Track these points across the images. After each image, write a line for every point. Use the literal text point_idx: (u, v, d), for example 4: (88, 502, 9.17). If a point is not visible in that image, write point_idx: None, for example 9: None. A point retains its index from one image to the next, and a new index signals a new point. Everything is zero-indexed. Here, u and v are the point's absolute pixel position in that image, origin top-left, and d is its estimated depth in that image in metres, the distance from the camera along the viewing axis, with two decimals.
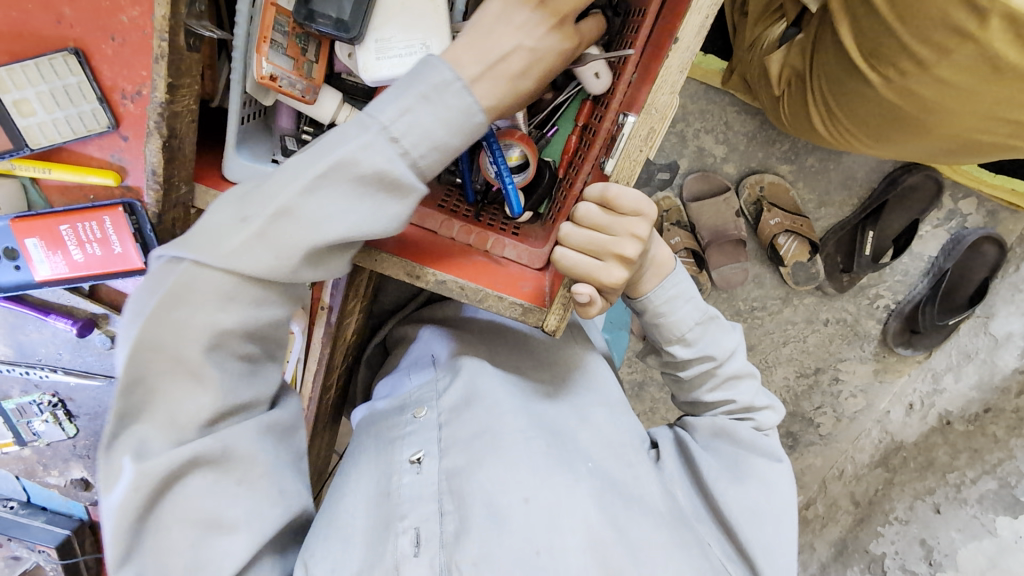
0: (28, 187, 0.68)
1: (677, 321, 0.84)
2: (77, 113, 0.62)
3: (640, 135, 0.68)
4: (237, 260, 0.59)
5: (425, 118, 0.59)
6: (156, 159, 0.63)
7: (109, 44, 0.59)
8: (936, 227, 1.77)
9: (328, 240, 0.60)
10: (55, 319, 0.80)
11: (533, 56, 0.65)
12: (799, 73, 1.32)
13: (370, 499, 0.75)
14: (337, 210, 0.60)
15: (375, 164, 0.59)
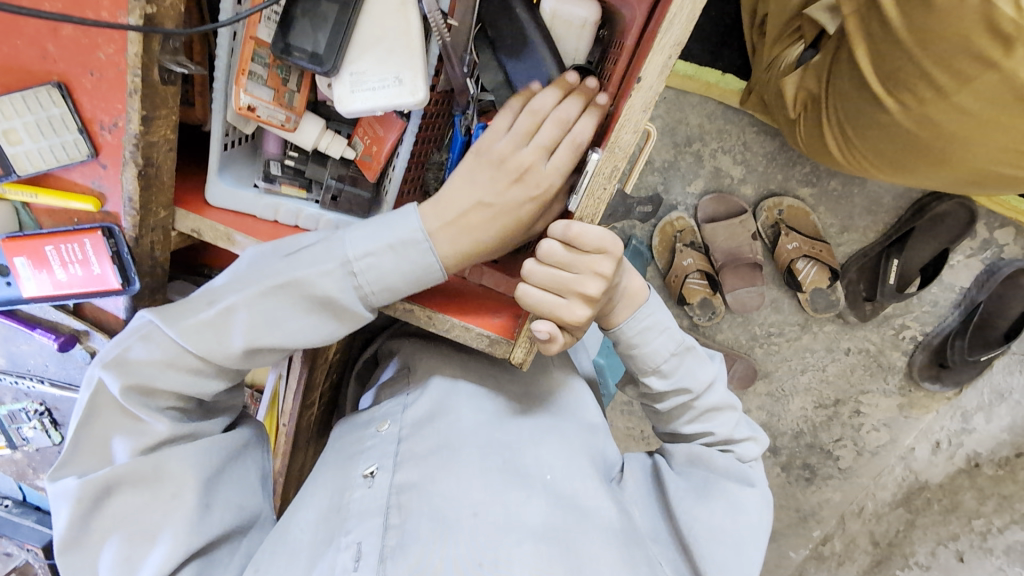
0: (21, 210, 0.71)
1: (650, 352, 0.82)
2: (60, 143, 0.64)
3: (605, 171, 0.67)
4: (189, 338, 0.68)
5: (386, 264, 0.69)
6: (133, 186, 0.66)
7: (87, 79, 0.62)
8: (969, 257, 1.68)
9: (267, 343, 0.70)
10: (40, 334, 0.76)
11: (494, 210, 0.72)
12: (814, 97, 1.28)
13: (320, 516, 0.76)
14: (281, 316, 0.70)
15: (326, 288, 0.69)
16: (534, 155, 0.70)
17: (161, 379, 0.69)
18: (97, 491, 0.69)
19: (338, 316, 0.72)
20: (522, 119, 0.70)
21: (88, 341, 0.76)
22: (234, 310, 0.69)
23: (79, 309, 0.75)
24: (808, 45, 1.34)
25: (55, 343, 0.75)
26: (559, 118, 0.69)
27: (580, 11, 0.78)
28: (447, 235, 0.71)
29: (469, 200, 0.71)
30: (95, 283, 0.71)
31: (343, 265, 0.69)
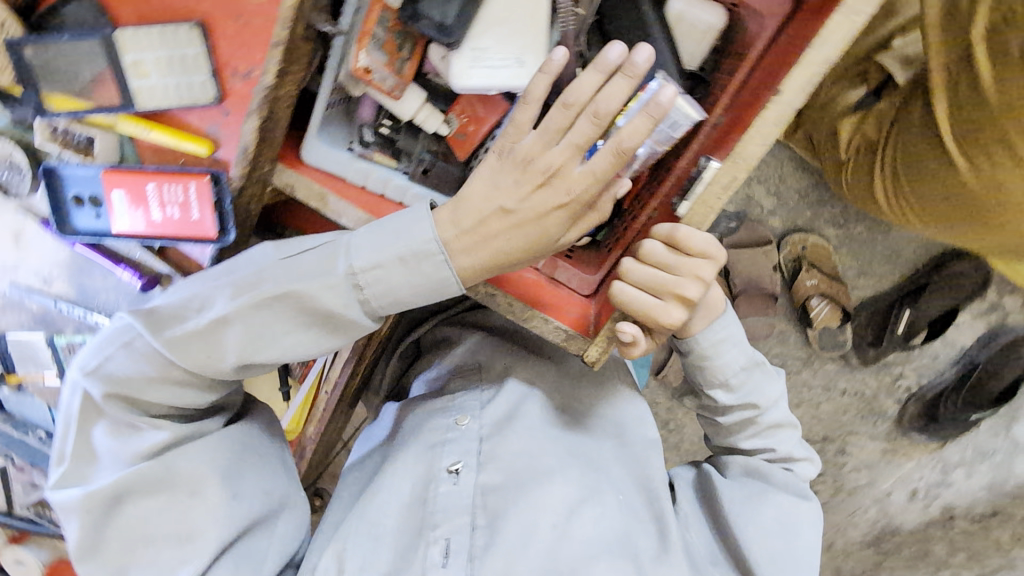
0: (124, 143, 0.69)
1: (722, 364, 0.83)
2: (188, 82, 0.63)
3: (722, 181, 0.69)
4: (175, 346, 0.68)
5: (392, 276, 0.67)
6: (251, 138, 0.64)
7: (231, 23, 0.61)
8: (975, 317, 1.70)
9: (259, 356, 0.70)
10: (124, 270, 0.74)
11: (514, 218, 0.67)
12: (871, 142, 1.30)
13: (404, 503, 0.84)
14: (273, 329, 0.69)
15: (325, 303, 0.67)
16: (564, 157, 0.65)
17: (147, 391, 0.71)
18: (109, 499, 0.72)
19: (333, 332, 0.71)
20: (551, 115, 0.65)
21: (170, 285, 0.73)
22: (227, 321, 0.68)
23: (163, 250, 0.73)
24: (868, 94, 1.37)
25: (140, 282, 0.73)
26: (596, 116, 0.63)
27: (709, 15, 0.78)
28: (461, 248, 0.68)
29: (490, 205, 0.67)
30: (189, 228, 0.70)
31: (341, 283, 0.67)
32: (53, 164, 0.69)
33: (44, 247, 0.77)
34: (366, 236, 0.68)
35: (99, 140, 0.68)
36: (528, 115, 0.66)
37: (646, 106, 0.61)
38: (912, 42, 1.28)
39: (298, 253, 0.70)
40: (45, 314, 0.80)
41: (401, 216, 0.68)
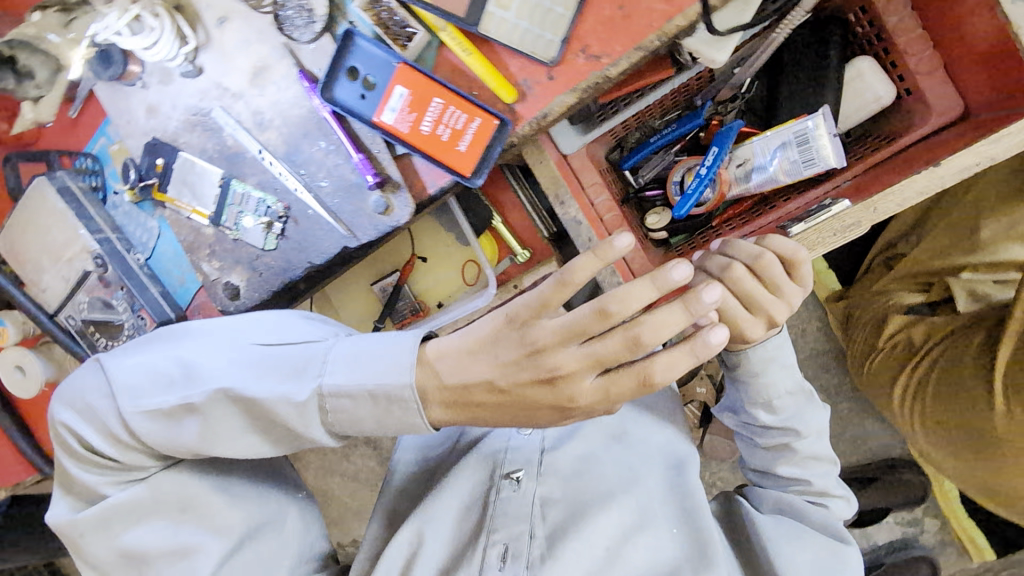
0: (429, 49, 0.68)
1: (772, 382, 0.81)
2: (536, 35, 0.64)
3: (845, 221, 0.80)
4: (139, 419, 0.65)
5: (360, 410, 0.63)
6: (559, 109, 0.67)
7: (610, 9, 0.63)
8: (897, 524, 1.49)
9: (221, 450, 0.66)
10: (357, 159, 0.71)
11: (504, 395, 0.60)
12: (912, 348, 1.11)
13: (460, 503, 0.87)
14: (241, 424, 0.66)
15: (294, 412, 0.63)
16: (574, 366, 0.57)
17: (110, 442, 0.66)
18: (101, 519, 0.68)
19: (297, 440, 0.67)
20: (577, 312, 0.56)
21: (392, 194, 0.71)
22: (197, 408, 0.65)
23: (400, 157, 0.72)
24: (923, 302, 1.17)
25: (369, 177, 0.70)
26: (629, 339, 0.55)
27: (881, 88, 0.84)
28: (433, 404, 0.62)
29: (481, 376, 0.60)
30: (446, 154, 0.69)
31: (310, 399, 0.63)
32: (357, 33, 0.67)
33: (272, 93, 0.72)
34: (356, 352, 0.63)
35: (415, 33, 0.67)
36: (555, 297, 0.56)
37: (696, 339, 0.58)
38: (987, 277, 1.08)
39: (278, 348, 0.67)
40: (232, 153, 0.75)
41: (384, 340, 0.64)
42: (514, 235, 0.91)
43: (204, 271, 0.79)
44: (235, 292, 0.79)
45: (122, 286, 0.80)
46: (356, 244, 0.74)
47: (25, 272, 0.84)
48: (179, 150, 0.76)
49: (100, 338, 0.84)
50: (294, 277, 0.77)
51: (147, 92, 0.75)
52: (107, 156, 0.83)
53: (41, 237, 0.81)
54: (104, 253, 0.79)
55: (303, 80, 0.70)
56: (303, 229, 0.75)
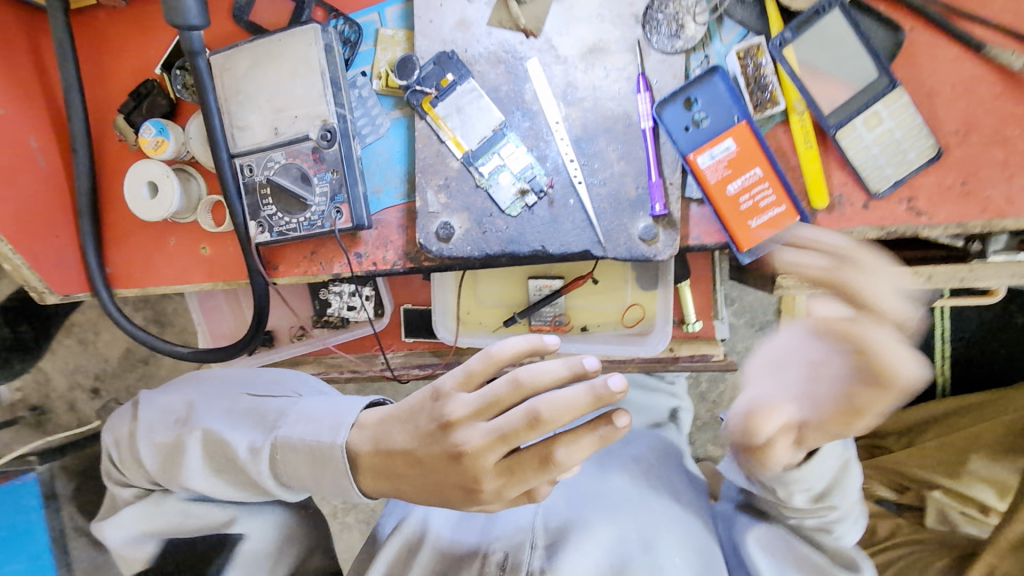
0: (770, 120, 0.68)
1: (826, 455, 0.65)
2: (879, 164, 0.66)
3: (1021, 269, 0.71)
4: (144, 446, 0.78)
5: (302, 456, 0.68)
6: (860, 234, 0.68)
7: (954, 180, 0.65)
8: None
9: (199, 481, 0.74)
10: (651, 181, 0.69)
11: (428, 471, 0.62)
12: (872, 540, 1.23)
13: (449, 521, 0.83)
14: (218, 461, 0.74)
15: (253, 451, 0.71)
16: (478, 443, 0.58)
17: (127, 459, 0.80)
18: (111, 531, 0.77)
19: (255, 487, 0.73)
20: (495, 383, 0.59)
21: (666, 229, 0.69)
22: (183, 442, 0.75)
23: (685, 199, 0.71)
24: (893, 500, 1.28)
25: (657, 203, 0.69)
26: (530, 422, 0.56)
27: None
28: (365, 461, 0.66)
29: (404, 445, 0.63)
30: (735, 222, 0.68)
31: (263, 448, 0.71)
32: (720, 71, 0.66)
33: (598, 75, 0.70)
34: (307, 412, 0.71)
35: (771, 101, 0.67)
36: (482, 373, 0.60)
37: (601, 425, 0.56)
38: (957, 504, 1.18)
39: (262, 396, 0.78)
40: (522, 107, 0.71)
41: (330, 406, 0.71)
42: (691, 304, 0.91)
43: (425, 199, 0.74)
44: (448, 236, 0.74)
45: (335, 171, 0.74)
46: (600, 254, 0.71)
47: (230, 103, 0.76)
48: (470, 76, 0.72)
49: (270, 205, 0.77)
50: (515, 252, 0.72)
51: (468, 6, 0.72)
52: (373, 36, 0.77)
53: (274, 81, 0.74)
54: (337, 130, 0.73)
55: (639, 83, 0.69)
56: (554, 212, 0.72)
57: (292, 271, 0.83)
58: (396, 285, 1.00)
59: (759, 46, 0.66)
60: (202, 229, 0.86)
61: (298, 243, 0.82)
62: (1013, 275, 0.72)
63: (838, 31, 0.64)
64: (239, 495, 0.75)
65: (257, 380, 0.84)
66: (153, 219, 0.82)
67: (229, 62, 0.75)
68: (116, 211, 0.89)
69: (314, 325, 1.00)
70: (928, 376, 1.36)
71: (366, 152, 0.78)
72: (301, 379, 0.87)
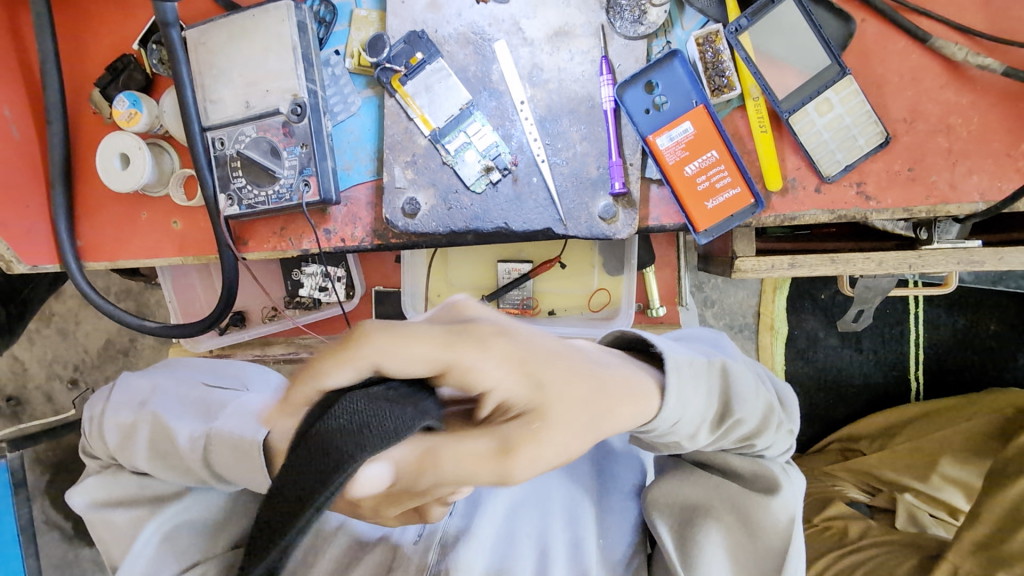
0: (727, 105, 0.70)
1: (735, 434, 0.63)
2: (830, 150, 0.68)
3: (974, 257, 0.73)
4: (104, 420, 0.76)
5: (231, 448, 0.64)
6: (811, 217, 0.70)
7: (901, 166, 0.68)
8: None
9: (142, 465, 0.71)
10: (612, 161, 0.71)
11: None
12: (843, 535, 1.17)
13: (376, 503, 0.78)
14: (162, 446, 0.71)
15: (187, 440, 0.69)
16: None
17: (90, 430, 0.78)
18: (75, 495, 0.76)
19: (193, 476, 0.71)
20: None
21: (626, 208, 0.71)
22: (134, 424, 0.74)
23: (644, 180, 0.73)
24: (864, 502, 1.26)
25: (616, 182, 0.71)
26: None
27: None
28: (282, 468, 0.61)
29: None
30: (691, 203, 0.70)
31: (201, 436, 0.68)
32: (679, 56, 0.69)
33: (563, 58, 0.72)
34: (245, 405, 0.70)
35: (727, 86, 0.68)
36: None
37: None
38: (927, 506, 1.18)
39: (214, 387, 0.78)
40: (489, 87, 0.73)
41: (267, 403, 0.69)
42: (656, 290, 0.92)
43: (392, 174, 0.75)
44: (414, 211, 0.75)
45: (305, 145, 0.75)
46: (561, 232, 0.73)
47: (203, 76, 0.77)
48: (439, 55, 0.74)
49: (240, 177, 0.78)
50: (479, 229, 0.74)
51: None
52: (348, 16, 0.79)
53: (247, 56, 0.75)
54: (307, 104, 0.75)
55: (602, 66, 0.71)
56: (517, 189, 0.73)
57: (261, 246, 0.83)
58: (368, 266, 1.01)
59: (717, 33, 0.69)
60: (174, 203, 0.86)
61: (267, 218, 0.83)
62: (960, 262, 0.73)
63: (791, 21, 0.67)
64: (178, 480, 0.72)
65: (216, 370, 0.84)
66: (124, 190, 0.82)
67: (203, 36, 0.76)
68: (89, 184, 0.89)
69: (286, 305, 1.01)
70: (899, 379, 1.38)
71: (338, 130, 0.79)
72: (259, 375, 0.88)
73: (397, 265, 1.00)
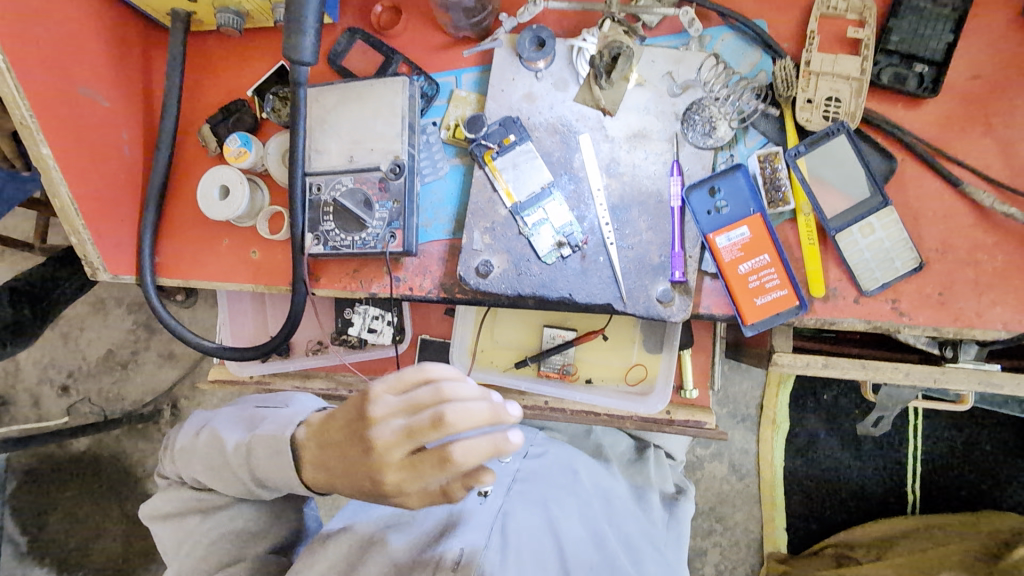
0: (779, 215, 0.79)
1: None
2: (870, 267, 0.76)
3: (992, 380, 0.79)
4: (176, 440, 0.82)
5: (273, 443, 0.70)
6: (850, 324, 0.77)
7: (931, 290, 0.76)
8: None
9: (208, 474, 0.77)
10: (673, 251, 0.79)
11: (343, 464, 0.62)
12: None
13: (408, 527, 0.76)
14: (221, 453, 0.76)
15: (241, 443, 0.74)
16: (388, 441, 0.58)
17: (167, 452, 0.84)
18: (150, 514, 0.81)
19: (242, 485, 0.75)
20: (416, 388, 0.58)
21: (680, 294, 0.78)
22: (197, 439, 0.80)
23: (700, 272, 0.80)
24: None
25: (676, 272, 0.78)
26: (427, 426, 0.57)
27: None
28: (305, 444, 0.67)
29: (334, 437, 0.63)
30: (742, 298, 0.78)
31: (245, 443, 0.74)
32: (742, 169, 0.78)
33: (638, 156, 0.81)
34: (282, 415, 0.75)
35: (782, 200, 0.78)
36: (409, 378, 0.59)
37: (500, 438, 0.56)
38: None
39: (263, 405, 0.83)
40: (570, 172, 0.82)
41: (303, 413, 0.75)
42: (690, 372, 0.98)
43: (471, 237, 0.83)
44: (487, 272, 0.82)
45: (396, 201, 0.83)
46: (620, 309, 0.79)
47: (314, 129, 0.86)
48: (529, 139, 0.83)
49: (330, 222, 0.85)
50: (545, 296, 0.81)
51: (536, 83, 0.84)
52: (447, 94, 0.89)
53: (357, 118, 0.85)
54: (405, 166, 0.83)
55: (673, 168, 0.80)
56: (584, 265, 0.81)
57: (332, 284, 0.89)
58: (416, 314, 1.06)
59: (777, 154, 0.79)
60: (257, 234, 0.93)
61: (342, 259, 0.89)
62: (981, 383, 0.79)
63: (841, 153, 0.77)
64: (231, 493, 0.77)
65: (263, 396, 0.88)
66: (218, 218, 0.89)
67: (319, 95, 0.86)
68: (180, 207, 0.96)
69: (333, 341, 1.06)
70: (896, 489, 1.41)
71: (424, 190, 0.88)
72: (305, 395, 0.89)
73: (445, 316, 1.05)
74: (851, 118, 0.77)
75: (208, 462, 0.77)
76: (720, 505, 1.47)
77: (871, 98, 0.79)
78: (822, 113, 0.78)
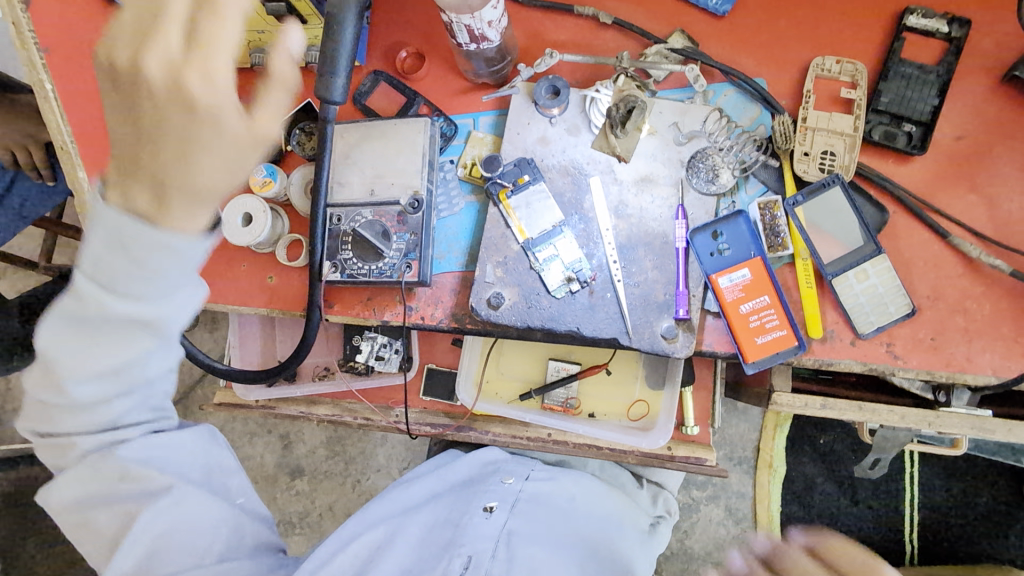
0: (778, 259, 0.83)
1: None
2: (865, 311, 0.80)
3: (984, 425, 0.82)
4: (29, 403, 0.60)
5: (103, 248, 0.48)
6: (848, 365, 0.80)
7: (924, 335, 0.79)
8: None
9: (85, 376, 0.55)
10: (678, 290, 0.82)
11: (149, 138, 0.47)
12: None
13: (422, 534, 0.82)
14: (71, 344, 0.52)
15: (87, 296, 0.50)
16: (153, 58, 0.45)
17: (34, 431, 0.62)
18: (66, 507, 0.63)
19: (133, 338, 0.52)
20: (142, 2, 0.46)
21: (684, 331, 0.81)
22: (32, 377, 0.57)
23: (703, 310, 0.83)
24: None
25: (681, 310, 0.81)
26: (197, 4, 0.46)
27: None
28: (139, 184, 0.48)
29: (129, 154, 0.48)
30: (744, 337, 0.81)
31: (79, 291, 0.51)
32: (743, 215, 0.83)
33: (645, 200, 0.86)
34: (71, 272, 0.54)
35: (782, 245, 0.82)
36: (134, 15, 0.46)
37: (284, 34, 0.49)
38: None
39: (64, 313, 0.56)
40: (580, 212, 0.86)
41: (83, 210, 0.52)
42: (691, 410, 1.00)
43: (484, 270, 0.86)
44: (498, 304, 0.85)
45: (414, 234, 0.87)
46: (626, 343, 0.82)
47: (338, 163, 0.90)
48: (542, 179, 0.88)
49: (348, 251, 0.89)
50: (553, 328, 0.84)
51: (550, 128, 0.89)
52: (465, 134, 0.94)
53: (379, 154, 0.89)
54: (423, 201, 0.87)
55: (678, 211, 0.84)
56: (592, 300, 0.84)
57: (346, 311, 0.92)
58: (423, 343, 1.08)
59: (776, 202, 0.83)
60: (276, 260, 0.96)
61: (356, 287, 0.92)
62: (974, 428, 0.81)
63: (837, 203, 0.81)
64: (126, 373, 0.55)
65: None
66: (239, 244, 0.93)
67: (344, 132, 0.91)
68: None
69: (340, 367, 1.07)
70: (894, 538, 1.40)
71: (440, 224, 0.92)
72: None
73: (451, 347, 1.07)
74: (845, 170, 0.83)
75: (73, 401, 0.57)
76: (717, 550, 1.46)
77: (864, 153, 0.85)
78: (818, 166, 0.83)
